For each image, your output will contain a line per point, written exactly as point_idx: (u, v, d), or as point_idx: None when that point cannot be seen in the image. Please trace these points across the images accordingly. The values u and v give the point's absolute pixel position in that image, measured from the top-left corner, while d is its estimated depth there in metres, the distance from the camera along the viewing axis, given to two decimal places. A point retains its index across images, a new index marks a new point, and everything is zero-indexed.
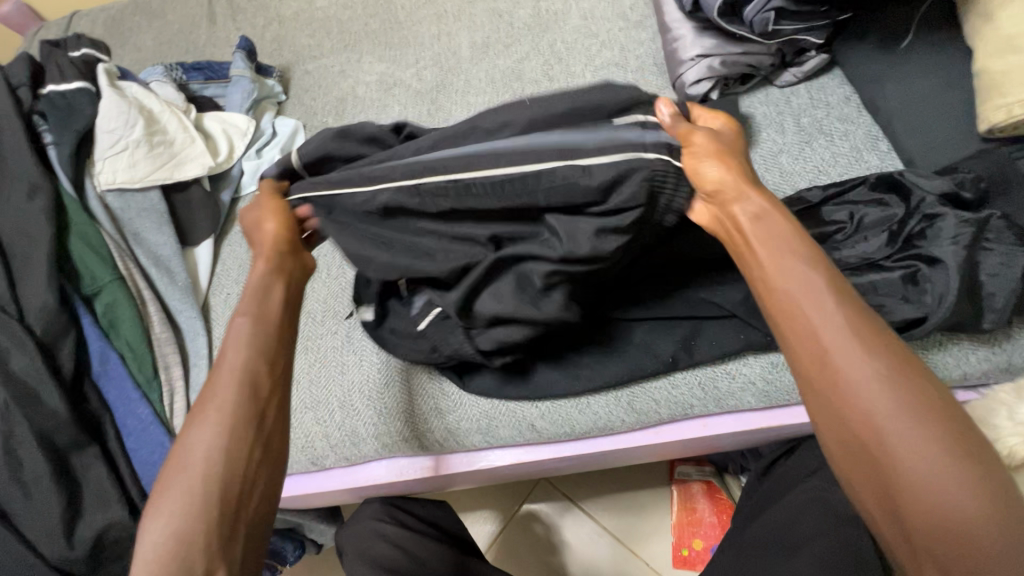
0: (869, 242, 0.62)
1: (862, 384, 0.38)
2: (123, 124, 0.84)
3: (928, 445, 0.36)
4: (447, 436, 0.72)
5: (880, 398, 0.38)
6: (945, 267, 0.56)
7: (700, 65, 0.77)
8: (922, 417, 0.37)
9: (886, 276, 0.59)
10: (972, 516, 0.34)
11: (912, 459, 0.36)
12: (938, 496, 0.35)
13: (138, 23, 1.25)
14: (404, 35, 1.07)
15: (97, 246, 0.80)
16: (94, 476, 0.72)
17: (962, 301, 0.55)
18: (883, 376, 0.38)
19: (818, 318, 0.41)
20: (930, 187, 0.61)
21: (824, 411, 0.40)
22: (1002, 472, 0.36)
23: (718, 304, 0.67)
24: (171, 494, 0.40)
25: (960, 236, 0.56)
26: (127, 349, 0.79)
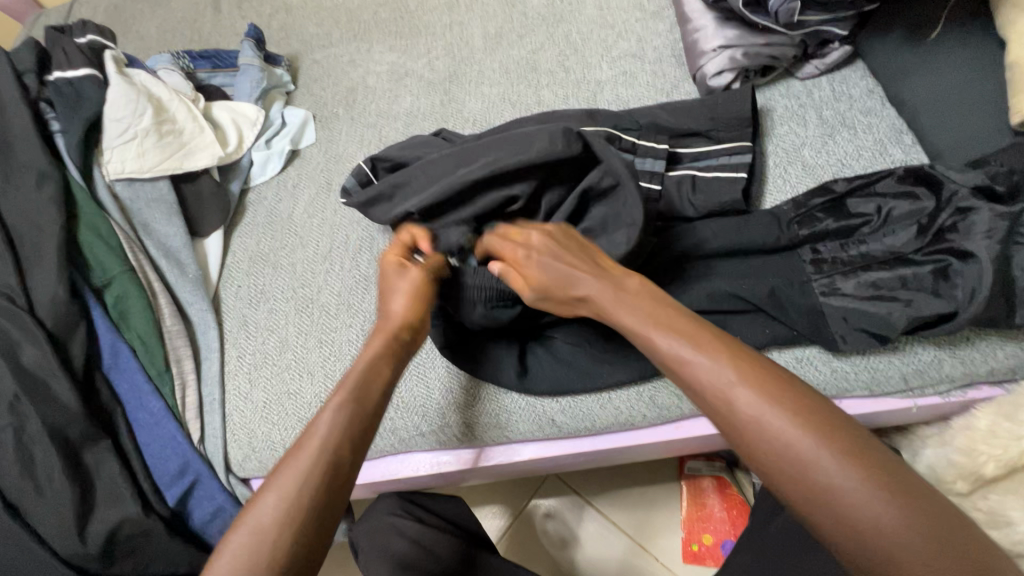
0: (899, 235, 0.62)
1: (767, 418, 0.42)
2: (132, 112, 0.82)
3: (842, 465, 0.40)
4: (465, 431, 0.71)
5: (770, 417, 0.42)
6: (978, 262, 0.56)
7: (721, 56, 0.76)
8: (806, 427, 0.41)
9: (917, 271, 0.59)
10: (875, 509, 0.39)
11: (815, 461, 0.40)
12: (849, 495, 0.39)
13: (141, 11, 1.23)
14: (415, 24, 1.06)
15: (107, 237, 0.78)
16: (105, 471, 0.71)
17: (994, 296, 0.55)
18: (764, 397, 0.43)
19: (696, 365, 0.46)
20: (962, 180, 0.60)
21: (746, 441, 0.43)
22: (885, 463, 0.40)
23: (743, 298, 0.63)
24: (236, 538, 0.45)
25: (993, 231, 0.56)
26: (138, 342, 0.77)
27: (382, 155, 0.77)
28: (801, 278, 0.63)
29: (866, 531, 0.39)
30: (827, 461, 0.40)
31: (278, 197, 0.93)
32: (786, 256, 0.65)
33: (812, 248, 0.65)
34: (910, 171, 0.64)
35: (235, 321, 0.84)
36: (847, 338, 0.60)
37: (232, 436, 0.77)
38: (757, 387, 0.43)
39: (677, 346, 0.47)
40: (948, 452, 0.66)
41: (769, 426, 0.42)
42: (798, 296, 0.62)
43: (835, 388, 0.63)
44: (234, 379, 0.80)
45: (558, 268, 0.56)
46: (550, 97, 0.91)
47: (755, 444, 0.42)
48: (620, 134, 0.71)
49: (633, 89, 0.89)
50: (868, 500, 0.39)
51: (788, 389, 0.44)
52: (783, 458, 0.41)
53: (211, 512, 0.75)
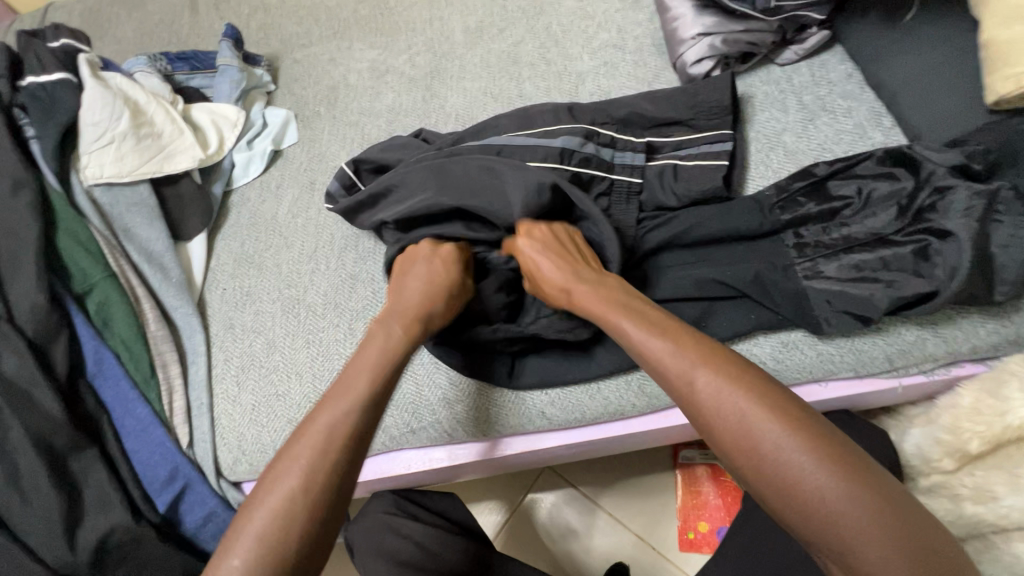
0: (880, 217, 0.62)
1: (724, 401, 0.45)
2: (109, 116, 0.81)
3: (797, 444, 0.42)
4: (454, 426, 0.71)
5: (728, 400, 0.45)
6: (957, 242, 0.56)
7: (700, 43, 0.76)
8: (764, 408, 0.44)
9: (897, 252, 0.59)
10: (830, 488, 0.40)
11: (772, 441, 0.42)
12: (804, 472, 0.41)
13: (117, 14, 1.21)
14: (395, 20, 1.05)
15: (87, 243, 0.77)
16: (93, 479, 0.70)
17: (974, 274, 0.56)
18: (725, 381, 0.46)
19: (661, 356, 0.49)
20: (940, 160, 0.61)
21: (708, 424, 0.46)
22: (845, 446, 0.42)
23: (728, 284, 0.63)
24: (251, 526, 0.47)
25: (970, 210, 0.57)
26: (122, 348, 0.76)
27: (362, 156, 0.77)
28: (784, 262, 0.63)
29: (802, 491, 0.41)
30: (767, 428, 0.43)
31: (262, 198, 0.92)
32: (768, 241, 0.66)
33: (795, 232, 0.65)
34: (888, 152, 0.64)
35: (221, 324, 0.83)
36: (833, 320, 0.60)
37: (222, 440, 0.76)
38: (716, 371, 0.46)
39: (643, 337, 0.51)
40: (934, 431, 0.67)
41: (727, 407, 0.45)
42: (783, 281, 0.62)
43: (821, 370, 0.64)
44: (222, 383, 0.79)
45: (553, 259, 0.62)
46: (532, 90, 0.91)
47: (715, 424, 0.45)
48: (598, 131, 0.71)
49: (615, 80, 0.89)
50: (821, 478, 0.40)
51: (749, 374, 0.46)
52: (743, 436, 0.43)
53: (202, 516, 0.75)
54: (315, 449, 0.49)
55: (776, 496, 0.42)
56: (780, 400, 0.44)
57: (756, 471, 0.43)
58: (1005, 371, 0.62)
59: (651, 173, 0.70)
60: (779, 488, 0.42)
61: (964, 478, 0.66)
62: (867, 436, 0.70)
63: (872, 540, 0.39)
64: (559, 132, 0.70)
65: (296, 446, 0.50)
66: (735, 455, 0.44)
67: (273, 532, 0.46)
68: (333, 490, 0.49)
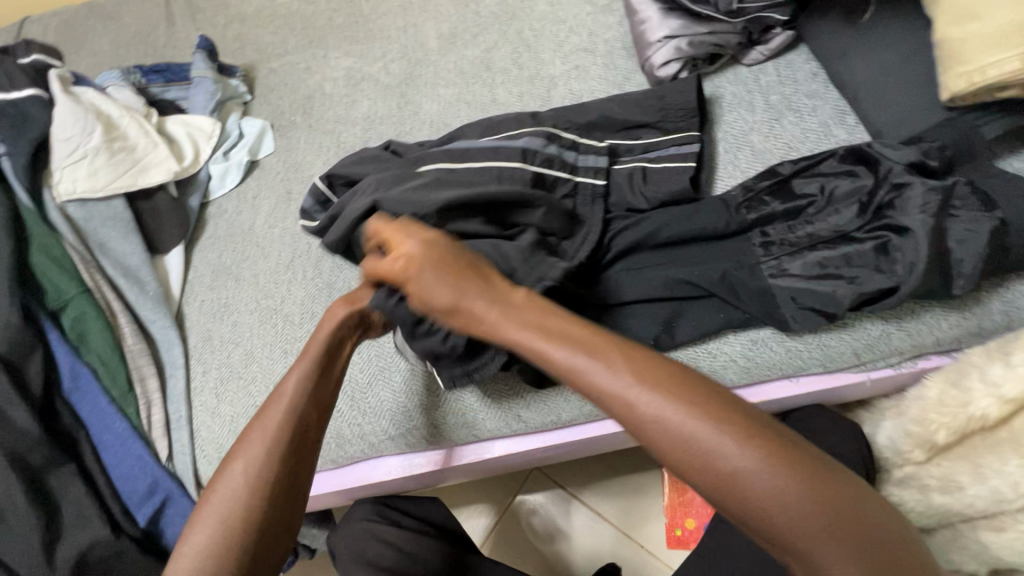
0: (842, 214, 0.63)
1: (666, 420, 0.42)
2: (81, 131, 0.81)
3: (744, 454, 0.40)
4: (432, 432, 0.72)
5: (668, 417, 0.42)
6: (915, 236, 0.57)
7: (667, 46, 0.77)
8: (703, 419, 0.42)
9: (858, 248, 0.60)
10: (783, 494, 0.39)
11: (718, 452, 0.41)
12: (755, 481, 0.40)
13: (92, 26, 1.21)
14: (369, 28, 1.05)
15: (61, 259, 0.77)
16: (72, 495, 0.70)
17: (931, 269, 0.57)
18: (662, 395, 0.43)
19: (595, 376, 0.45)
20: (897, 157, 0.62)
21: (654, 444, 0.43)
22: (787, 441, 0.41)
23: (695, 284, 0.64)
24: (210, 507, 0.49)
25: (927, 205, 0.58)
26: (98, 363, 0.76)
27: (331, 172, 0.77)
28: (751, 260, 0.64)
29: (756, 500, 0.40)
30: (714, 441, 0.41)
31: (239, 209, 0.92)
32: (736, 240, 0.67)
33: (761, 231, 0.66)
34: (850, 150, 0.65)
35: (199, 336, 0.83)
36: (797, 318, 0.61)
37: (201, 452, 0.76)
38: (652, 387, 0.43)
39: (571, 356, 0.46)
40: (904, 423, 0.68)
41: (669, 426, 0.42)
42: (749, 279, 0.63)
43: (790, 366, 0.65)
44: (200, 395, 0.79)
45: (442, 278, 0.53)
46: (505, 95, 0.92)
47: (662, 445, 0.42)
48: (560, 134, 0.71)
49: (586, 83, 0.89)
50: (773, 484, 0.40)
51: (681, 383, 0.44)
52: (691, 453, 0.41)
53: (184, 529, 0.75)
54: (269, 434, 0.52)
55: (726, 496, 0.41)
56: (716, 404, 0.42)
57: (711, 487, 0.41)
58: (967, 363, 0.64)
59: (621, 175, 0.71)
60: (726, 492, 0.41)
61: (932, 468, 0.67)
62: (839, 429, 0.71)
63: (828, 535, 0.39)
64: (526, 137, 0.70)
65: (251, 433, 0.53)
66: (681, 465, 0.42)
67: (234, 522, 0.49)
68: (290, 475, 0.51)
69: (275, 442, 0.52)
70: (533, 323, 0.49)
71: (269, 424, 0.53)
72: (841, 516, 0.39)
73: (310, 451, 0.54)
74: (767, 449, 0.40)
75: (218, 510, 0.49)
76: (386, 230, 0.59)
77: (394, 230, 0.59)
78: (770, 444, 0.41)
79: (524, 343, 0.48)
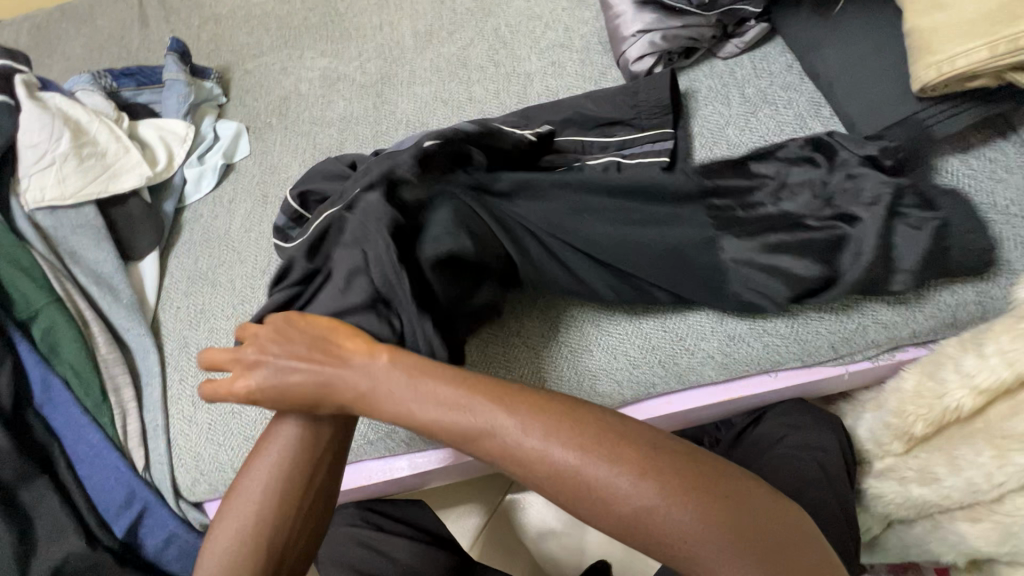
0: (796, 196, 0.65)
1: (553, 464, 0.45)
2: (48, 137, 0.79)
3: (625, 483, 0.43)
4: (411, 435, 0.71)
5: (553, 462, 0.45)
6: (864, 228, 0.60)
7: (641, 41, 0.77)
8: (585, 455, 0.44)
9: (818, 232, 0.61)
10: (667, 514, 0.42)
11: (604, 486, 0.43)
12: (641, 508, 0.42)
13: (65, 30, 1.19)
14: (345, 27, 1.04)
15: (30, 269, 0.76)
16: (45, 508, 0.70)
17: (877, 263, 0.59)
18: (543, 439, 0.45)
19: (482, 432, 0.47)
20: (854, 149, 0.65)
21: (549, 489, 0.45)
22: (665, 459, 0.44)
23: (652, 252, 0.62)
24: (229, 521, 0.53)
25: (875, 199, 0.61)
26: (70, 373, 0.75)
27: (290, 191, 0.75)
28: (712, 231, 0.63)
29: (648, 525, 0.42)
30: (597, 474, 0.43)
31: (214, 213, 0.91)
32: (693, 205, 0.65)
33: (716, 200, 0.65)
34: (805, 142, 0.68)
35: (176, 343, 0.82)
36: (754, 298, 0.62)
37: (179, 461, 0.75)
38: (533, 433, 0.46)
39: (455, 415, 0.48)
40: (883, 415, 0.68)
41: (556, 469, 0.44)
42: (711, 250, 0.62)
43: (768, 361, 0.65)
44: (177, 404, 0.78)
45: (292, 361, 0.53)
46: (481, 93, 0.91)
47: (555, 488, 0.45)
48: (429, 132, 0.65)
49: (563, 80, 0.89)
50: (659, 508, 0.42)
51: (557, 425, 0.46)
52: (582, 491, 0.44)
53: (163, 539, 0.74)
54: (290, 452, 0.54)
55: (615, 526, 0.44)
56: (595, 436, 0.45)
57: (607, 520, 0.44)
58: (942, 354, 0.64)
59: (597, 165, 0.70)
60: (621, 522, 0.43)
61: (910, 460, 0.67)
62: (818, 423, 0.71)
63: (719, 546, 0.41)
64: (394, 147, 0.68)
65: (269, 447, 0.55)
66: (565, 501, 0.45)
67: (249, 541, 0.52)
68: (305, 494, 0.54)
69: (293, 458, 0.54)
70: (416, 381, 0.50)
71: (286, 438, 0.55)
72: (725, 526, 0.42)
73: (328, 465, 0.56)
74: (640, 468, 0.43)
75: (234, 525, 0.52)
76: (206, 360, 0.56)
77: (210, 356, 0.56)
78: (643, 464, 0.43)
79: (410, 406, 0.50)
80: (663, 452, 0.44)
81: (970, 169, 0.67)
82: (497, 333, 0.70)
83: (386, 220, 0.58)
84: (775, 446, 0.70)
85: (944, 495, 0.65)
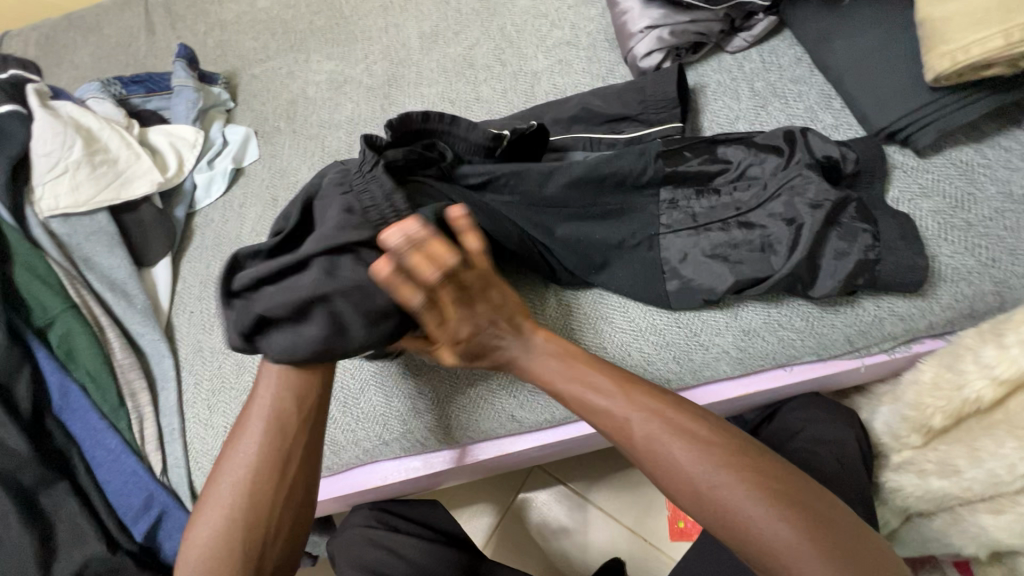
0: (747, 190, 0.65)
1: (659, 444, 0.49)
2: (60, 146, 0.80)
3: (723, 477, 0.46)
4: (426, 435, 0.71)
5: (662, 441, 0.49)
6: (802, 228, 0.61)
7: (649, 37, 0.76)
8: (692, 445, 0.48)
9: (747, 233, 0.63)
10: (757, 512, 0.45)
11: (701, 475, 0.47)
12: (734, 502, 0.46)
13: (73, 39, 1.20)
14: (351, 30, 1.04)
15: (46, 277, 0.76)
16: (66, 512, 0.70)
17: (802, 264, 0.60)
18: (657, 424, 0.50)
19: (600, 405, 0.53)
20: (820, 150, 0.65)
21: (652, 467, 0.50)
22: (765, 464, 0.47)
23: (603, 238, 0.65)
24: (200, 537, 0.54)
25: (817, 202, 0.61)
26: (88, 379, 0.76)
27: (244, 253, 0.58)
28: (653, 228, 0.65)
29: (738, 517, 0.45)
30: (699, 464, 0.47)
31: (225, 217, 0.92)
32: (643, 199, 0.66)
33: (669, 189, 0.67)
34: (776, 131, 0.67)
35: (190, 348, 0.82)
36: (675, 296, 0.65)
37: (196, 464, 0.76)
38: (649, 416, 0.51)
39: (580, 390, 0.54)
40: (900, 408, 0.68)
41: (662, 449, 0.49)
42: (644, 251, 0.65)
43: (783, 356, 0.65)
44: (193, 408, 0.78)
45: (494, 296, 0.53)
46: (488, 92, 0.91)
47: (657, 466, 0.49)
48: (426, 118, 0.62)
49: (570, 78, 0.89)
50: (751, 505, 0.45)
51: (674, 412, 0.51)
52: (682, 474, 0.48)
53: (182, 542, 0.75)
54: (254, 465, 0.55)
55: (707, 511, 0.47)
56: (704, 431, 0.49)
57: (699, 507, 0.47)
58: (961, 346, 0.63)
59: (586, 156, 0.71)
60: (712, 511, 0.47)
61: (929, 452, 0.67)
62: (835, 417, 0.71)
63: (804, 555, 0.43)
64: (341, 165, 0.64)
65: (243, 436, 0.56)
66: (663, 478, 0.49)
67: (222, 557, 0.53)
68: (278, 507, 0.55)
69: (257, 474, 0.55)
70: (550, 361, 0.56)
71: (256, 425, 0.56)
72: (813, 536, 0.43)
73: (302, 458, 0.57)
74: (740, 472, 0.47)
75: (205, 541, 0.54)
76: (412, 266, 0.45)
77: (427, 266, 0.45)
78: (743, 464, 0.47)
79: (544, 376, 0.56)
80: (764, 458, 0.48)
81: (985, 159, 0.66)
82: None
83: (368, 168, 0.57)
84: (792, 441, 0.69)
85: (964, 486, 0.64)
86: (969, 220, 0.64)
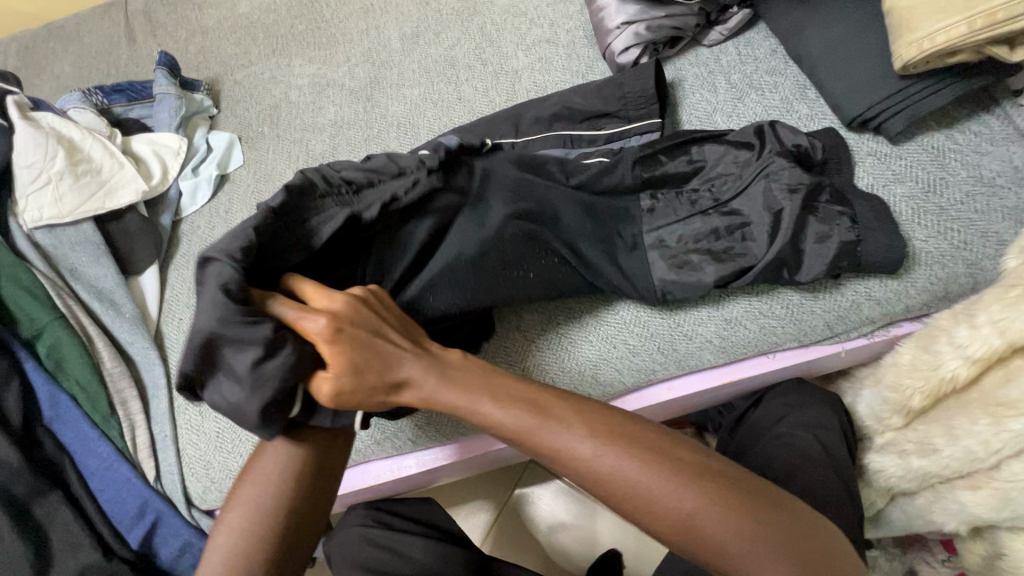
0: (722, 186, 0.67)
1: (606, 460, 0.48)
2: (43, 156, 0.79)
3: (676, 488, 0.46)
4: (416, 432, 0.72)
5: (608, 458, 0.47)
6: (782, 215, 0.62)
7: (626, 32, 0.77)
8: (640, 460, 0.47)
9: (729, 220, 0.64)
10: (708, 515, 0.45)
11: (650, 484, 0.46)
12: (684, 504, 0.46)
13: (53, 49, 1.19)
14: (332, 33, 1.04)
15: (32, 288, 0.76)
16: (60, 521, 0.71)
17: (782, 249, 0.61)
18: (597, 439, 0.48)
19: (536, 428, 0.49)
20: (793, 140, 0.66)
21: (595, 480, 0.48)
22: (710, 467, 0.48)
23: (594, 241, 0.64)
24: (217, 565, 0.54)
25: (794, 187, 0.62)
26: (77, 389, 0.76)
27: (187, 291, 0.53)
28: (638, 228, 0.66)
29: (689, 523, 0.45)
30: (648, 476, 0.46)
31: (211, 223, 0.92)
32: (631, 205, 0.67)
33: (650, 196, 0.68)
34: (747, 127, 0.69)
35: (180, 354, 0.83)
36: (668, 289, 0.65)
37: (189, 470, 0.76)
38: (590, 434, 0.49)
39: (513, 414, 0.50)
40: (881, 390, 0.69)
41: (603, 462, 0.47)
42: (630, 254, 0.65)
43: (765, 341, 0.67)
44: (184, 414, 0.78)
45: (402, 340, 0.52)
46: (471, 91, 0.91)
47: (603, 482, 0.48)
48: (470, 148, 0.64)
49: (551, 75, 0.90)
50: (701, 512, 0.45)
51: (612, 426, 0.49)
52: (630, 487, 0.47)
53: (177, 547, 0.75)
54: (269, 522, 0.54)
55: (659, 520, 0.46)
56: (647, 442, 0.48)
57: (646, 516, 0.47)
58: (936, 327, 0.64)
59: (571, 151, 0.73)
60: (664, 518, 0.46)
61: (909, 433, 0.69)
62: (818, 402, 0.72)
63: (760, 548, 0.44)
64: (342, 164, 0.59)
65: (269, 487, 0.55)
66: (611, 494, 0.47)
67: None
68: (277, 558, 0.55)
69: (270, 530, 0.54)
70: (474, 381, 0.52)
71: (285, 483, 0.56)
72: (767, 530, 0.45)
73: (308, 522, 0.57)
74: (719, 493, 0.46)
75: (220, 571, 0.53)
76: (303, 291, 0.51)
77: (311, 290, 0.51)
78: (694, 474, 0.47)
79: (465, 402, 0.51)
80: (711, 467, 0.48)
81: (956, 144, 0.68)
82: (497, 327, 0.70)
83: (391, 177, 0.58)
84: (776, 427, 0.71)
85: (943, 464, 0.66)
86: (941, 204, 0.65)
